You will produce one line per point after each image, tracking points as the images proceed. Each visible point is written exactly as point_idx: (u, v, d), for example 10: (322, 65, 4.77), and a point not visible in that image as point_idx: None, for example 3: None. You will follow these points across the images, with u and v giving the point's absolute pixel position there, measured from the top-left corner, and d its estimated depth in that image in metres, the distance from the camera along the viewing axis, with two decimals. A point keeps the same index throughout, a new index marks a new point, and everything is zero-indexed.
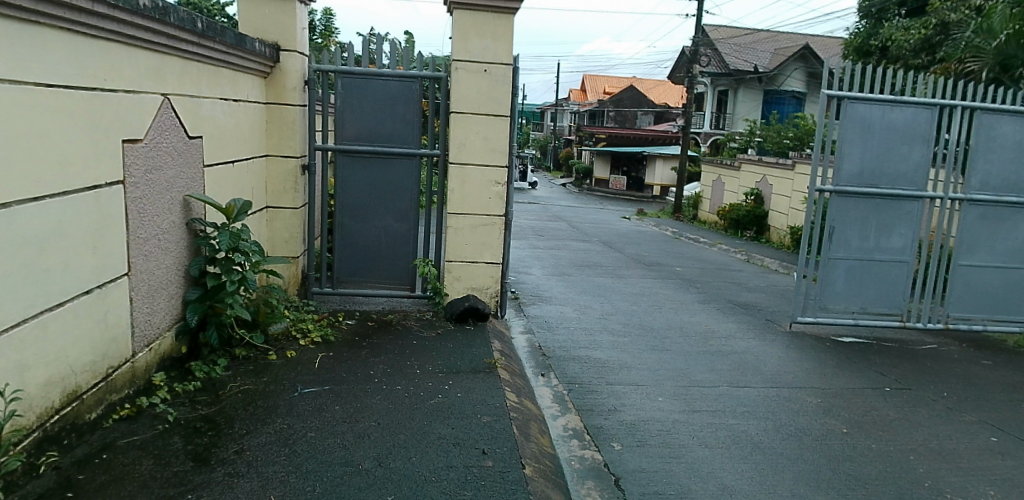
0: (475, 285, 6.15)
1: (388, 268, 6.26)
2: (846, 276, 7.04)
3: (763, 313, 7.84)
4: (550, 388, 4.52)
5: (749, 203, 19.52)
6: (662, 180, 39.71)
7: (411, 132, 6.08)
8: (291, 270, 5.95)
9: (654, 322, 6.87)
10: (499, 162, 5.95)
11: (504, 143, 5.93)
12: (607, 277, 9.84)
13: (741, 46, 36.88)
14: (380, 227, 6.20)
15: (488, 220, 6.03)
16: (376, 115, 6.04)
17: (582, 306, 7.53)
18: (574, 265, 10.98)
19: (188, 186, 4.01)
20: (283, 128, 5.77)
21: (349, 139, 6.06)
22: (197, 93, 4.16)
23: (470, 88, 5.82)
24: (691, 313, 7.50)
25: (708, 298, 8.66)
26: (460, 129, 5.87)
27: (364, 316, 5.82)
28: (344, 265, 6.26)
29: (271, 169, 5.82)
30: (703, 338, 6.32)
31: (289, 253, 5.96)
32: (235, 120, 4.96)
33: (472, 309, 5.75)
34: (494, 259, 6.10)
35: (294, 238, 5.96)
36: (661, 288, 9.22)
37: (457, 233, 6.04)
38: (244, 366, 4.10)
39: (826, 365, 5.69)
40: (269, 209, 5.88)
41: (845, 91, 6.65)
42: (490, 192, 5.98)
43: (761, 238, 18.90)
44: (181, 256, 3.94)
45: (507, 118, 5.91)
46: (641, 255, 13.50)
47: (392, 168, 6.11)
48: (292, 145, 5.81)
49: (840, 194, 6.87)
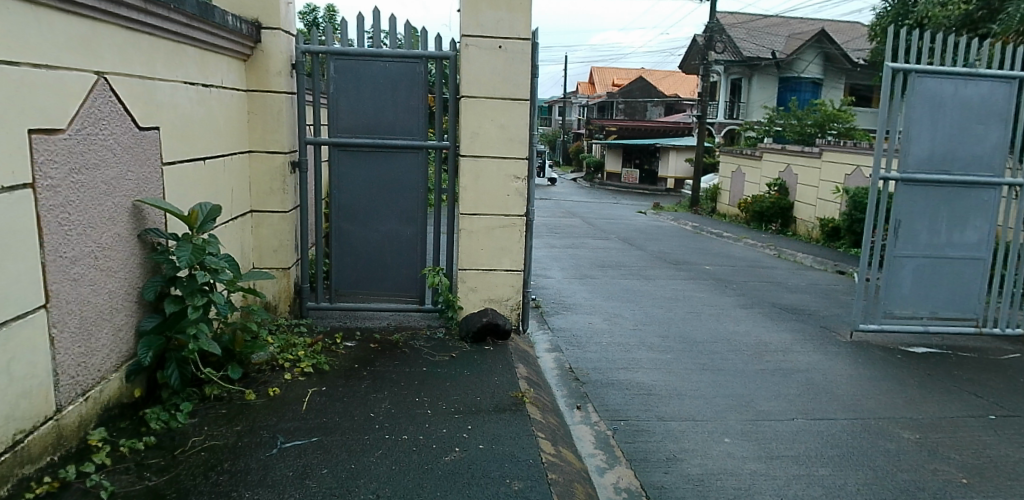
0: (494, 297, 5.34)
1: (394, 278, 5.47)
2: (914, 277, 6.17)
3: (816, 319, 6.98)
4: (591, 428, 3.70)
5: (773, 194, 18.57)
6: (676, 173, 38.68)
7: (416, 121, 5.27)
8: (281, 283, 5.16)
9: (696, 334, 6.04)
10: (519, 154, 5.14)
11: (524, 131, 5.11)
12: (635, 280, 8.99)
13: (755, 33, 35.77)
14: (383, 231, 5.41)
15: (506, 221, 5.22)
16: (376, 103, 5.24)
17: (612, 315, 6.70)
18: (597, 267, 10.13)
19: (137, 189, 3.22)
20: (268, 119, 4.97)
21: (345, 131, 5.27)
22: (149, 73, 3.37)
23: (483, 69, 5.00)
24: (735, 321, 6.67)
25: (750, 302, 7.81)
26: (471, 117, 5.06)
27: (365, 336, 5.03)
28: (342, 275, 5.46)
29: (256, 167, 5.02)
30: (756, 353, 5.49)
31: (279, 264, 5.16)
32: (206, 109, 4.16)
33: (491, 325, 4.92)
34: (514, 266, 5.29)
35: (284, 247, 5.16)
36: (695, 291, 8.38)
37: (471, 236, 5.22)
38: (215, 411, 3.30)
39: (907, 385, 4.85)
40: (255, 213, 5.08)
41: (913, 64, 5.76)
42: (508, 189, 5.17)
43: (787, 231, 17.96)
44: (131, 277, 3.15)
45: (527, 102, 5.09)
46: (666, 253, 12.61)
47: (396, 164, 5.32)
48: (280, 139, 5.00)
49: (909, 182, 5.99)
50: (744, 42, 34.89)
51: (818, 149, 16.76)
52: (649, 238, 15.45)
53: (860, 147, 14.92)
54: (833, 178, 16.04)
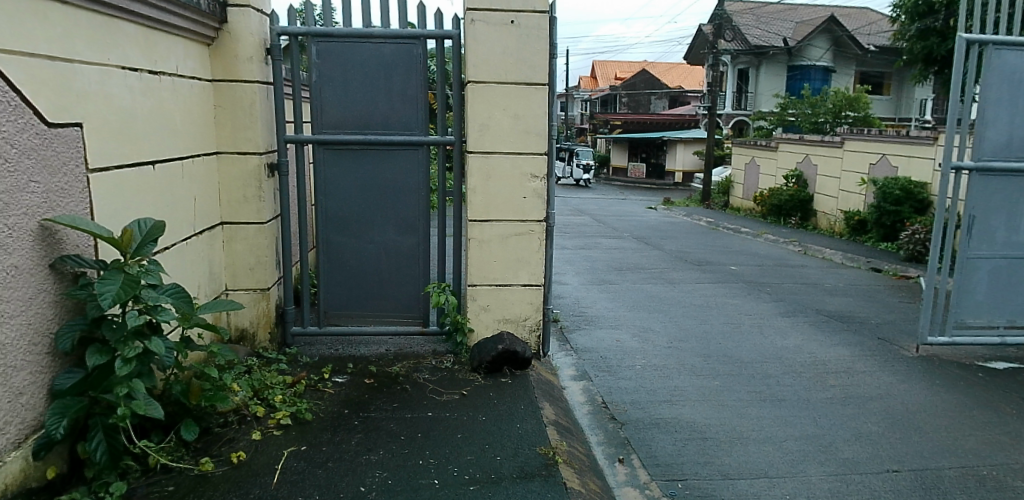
0: (510, 317, 4.55)
1: (393, 297, 4.71)
2: (989, 281, 5.37)
3: (871, 331, 6.18)
4: (641, 493, 2.95)
5: (792, 186, 17.72)
6: (684, 166, 37.74)
7: (415, 112, 4.50)
8: (259, 306, 4.41)
9: (741, 352, 5.25)
10: (536, 149, 4.36)
11: (541, 121, 4.34)
12: (659, 285, 8.20)
13: (762, 21, 34.84)
14: (378, 242, 4.64)
15: (523, 228, 4.45)
16: (367, 92, 4.46)
17: (641, 329, 5.92)
18: (615, 271, 9.33)
19: (46, 204, 2.44)
20: (239, 114, 4.18)
21: (332, 126, 4.50)
22: (63, 53, 2.59)
23: (492, 49, 4.22)
24: (781, 334, 5.88)
25: (791, 309, 7.01)
26: (479, 105, 4.27)
27: (359, 368, 4.26)
28: (332, 295, 4.70)
29: (226, 171, 4.24)
30: (817, 376, 4.70)
31: (257, 284, 4.39)
32: (154, 103, 3.36)
33: (508, 353, 4.14)
34: (533, 279, 4.52)
35: (263, 265, 4.39)
36: (728, 297, 7.57)
37: (483, 247, 4.44)
38: (157, 491, 2.54)
39: (1006, 415, 4.06)
40: (226, 225, 4.31)
41: (989, 34, 4.95)
42: (525, 190, 4.41)
43: (807, 225, 17.11)
44: (37, 322, 2.38)
45: (545, 87, 4.32)
46: (685, 252, 11.81)
47: (392, 164, 4.54)
48: (253, 137, 4.22)
49: (984, 172, 5.18)
50: (751, 30, 33.98)
51: (840, 138, 15.92)
52: (665, 236, 14.65)
53: (886, 135, 14.09)
54: (857, 168, 15.22)
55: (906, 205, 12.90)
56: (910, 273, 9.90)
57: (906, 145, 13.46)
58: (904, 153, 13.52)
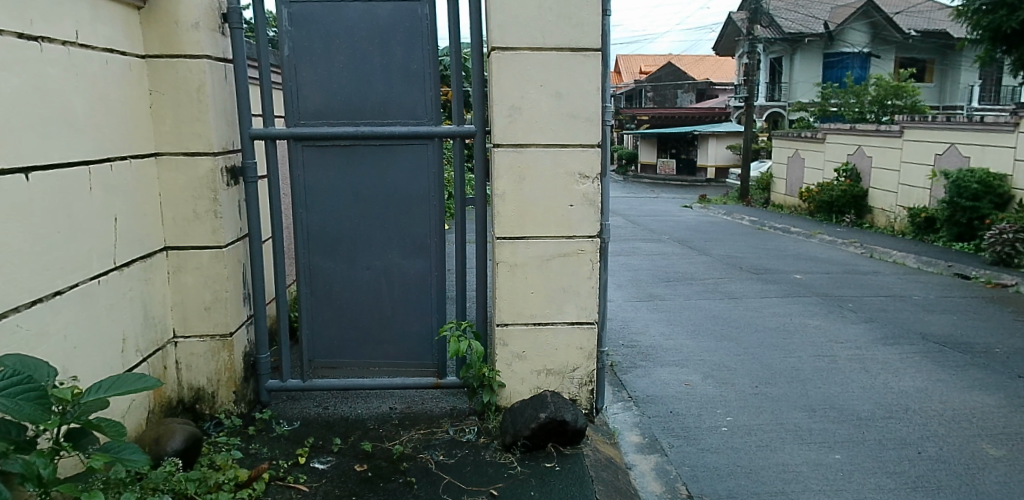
0: (553, 367, 3.39)
1: (399, 340, 3.58)
2: None
3: (1002, 364, 4.90)
4: None
5: (844, 181, 16.25)
6: (717, 162, 36.14)
7: (422, 94, 3.36)
8: (219, 359, 3.31)
9: (853, 405, 4.01)
10: (585, 139, 3.20)
11: (592, 101, 3.18)
12: (718, 302, 6.96)
13: (796, 8, 33.12)
14: (378, 267, 3.51)
15: (568, 247, 3.29)
16: (357, 69, 3.34)
17: (713, 367, 4.71)
18: (663, 283, 8.10)
19: None
20: (182, 102, 3.09)
21: (313, 116, 3.38)
22: None
23: (523, 1, 3.06)
24: (893, 373, 4.63)
25: (890, 334, 5.73)
26: (508, 82, 3.12)
27: (352, 442, 3.14)
28: (319, 338, 3.57)
29: (168, 179, 3.15)
30: (970, 444, 3.47)
31: (216, 329, 3.28)
32: (29, 82, 2.24)
33: (554, 425, 2.98)
34: (583, 316, 3.36)
35: (222, 303, 3.26)
36: (805, 318, 6.31)
37: (516, 275, 3.28)
38: None
39: None
40: (172, 251, 3.21)
41: None
42: (571, 197, 3.24)
43: (863, 223, 15.65)
44: None
45: (596, 56, 3.15)
46: (737, 257, 10.51)
47: (394, 165, 3.41)
48: (204, 133, 3.11)
49: None
50: (785, 16, 32.29)
51: (898, 126, 14.40)
52: (710, 238, 13.34)
53: (954, 122, 12.59)
54: (919, 159, 13.73)
55: (984, 200, 11.35)
56: (1005, 280, 8.50)
57: (980, 132, 11.96)
58: (977, 141, 12.03)
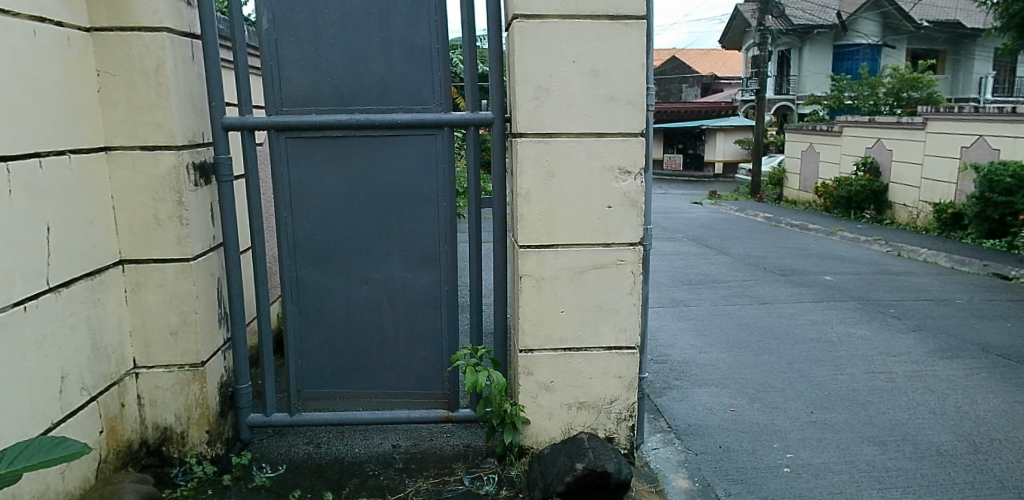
0: (587, 399, 2.84)
1: (403, 366, 3.03)
2: None
3: None
4: None
5: (862, 176, 15.67)
6: (725, 156, 35.53)
7: (428, 74, 2.81)
8: (189, 393, 2.75)
9: (929, 436, 3.45)
10: (625, 126, 2.65)
11: (635, 80, 2.63)
12: (750, 308, 6.40)
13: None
14: (377, 281, 2.96)
15: (605, 257, 2.74)
16: (350, 45, 2.79)
17: (759, 388, 4.15)
18: (685, 287, 7.53)
19: None
20: (137, 86, 2.54)
21: (298, 101, 2.82)
22: None
23: None
24: (963, 394, 4.07)
25: (946, 345, 5.18)
26: (532, 58, 2.57)
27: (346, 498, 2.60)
28: (309, 365, 3.03)
29: (123, 178, 2.61)
30: None
31: (184, 357, 2.73)
32: None
33: (593, 479, 2.45)
34: (622, 339, 2.81)
35: (191, 326, 2.71)
36: (848, 326, 5.75)
37: (542, 291, 2.73)
38: None
39: None
40: (129, 265, 2.67)
41: None
42: (609, 196, 2.69)
43: (883, 219, 15.07)
44: None
45: (638, 25, 2.59)
46: (759, 257, 9.95)
47: (395, 160, 2.86)
48: (164, 122, 2.56)
49: None
50: (794, 7, 31.63)
51: (921, 118, 13.80)
52: (727, 236, 12.76)
53: (982, 112, 12.00)
54: (944, 152, 13.14)
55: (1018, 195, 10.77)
56: None
57: (1012, 124, 11.37)
58: (1008, 133, 11.44)
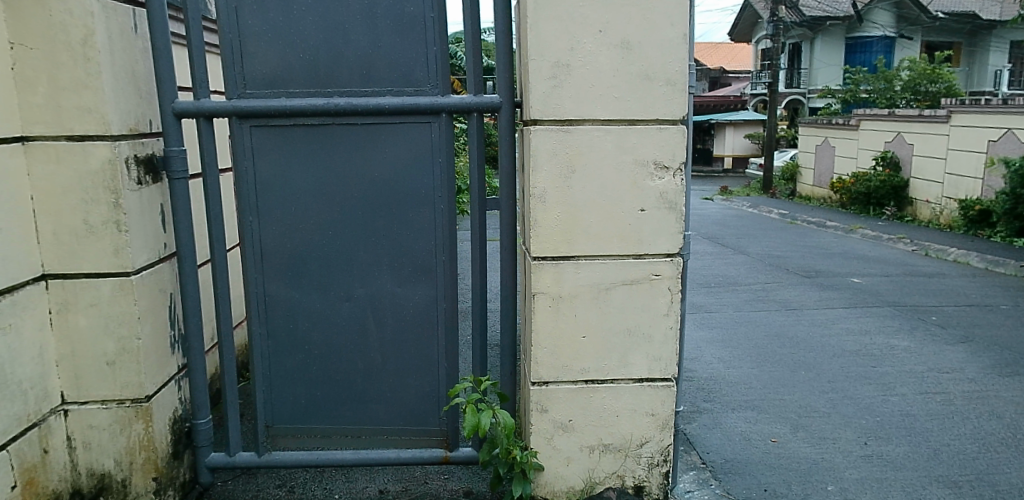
0: (612, 442, 2.35)
1: (392, 399, 2.55)
2: None
3: None
4: None
5: (882, 171, 15.11)
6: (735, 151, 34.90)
7: (421, 49, 2.31)
8: (130, 434, 2.28)
9: (1008, 477, 2.95)
10: (661, 111, 2.15)
11: (675, 54, 2.13)
12: (777, 315, 5.90)
13: None
14: (361, 298, 2.48)
15: (636, 271, 2.24)
16: (327, 13, 2.29)
17: (800, 413, 3.66)
18: (704, 291, 7.03)
19: None
20: (62, 62, 2.07)
21: (265, 82, 2.34)
22: None
23: None
24: None
25: (1001, 359, 4.67)
26: (549, 27, 2.07)
27: None
28: (281, 397, 2.55)
29: (45, 175, 2.12)
30: None
31: (125, 391, 2.27)
32: None
33: None
34: (655, 369, 2.32)
35: (133, 354, 2.25)
36: (887, 336, 5.25)
37: (559, 313, 2.24)
38: None
39: None
40: (54, 281, 2.19)
41: None
42: (641, 197, 2.20)
43: (904, 216, 14.51)
44: None
45: None
46: (779, 257, 9.44)
47: (382, 153, 2.37)
48: (94, 107, 2.08)
49: None
50: None
51: (945, 110, 13.22)
52: (743, 234, 12.24)
53: (1012, 104, 11.43)
54: (970, 146, 12.57)
55: None
56: None
57: None
58: None
